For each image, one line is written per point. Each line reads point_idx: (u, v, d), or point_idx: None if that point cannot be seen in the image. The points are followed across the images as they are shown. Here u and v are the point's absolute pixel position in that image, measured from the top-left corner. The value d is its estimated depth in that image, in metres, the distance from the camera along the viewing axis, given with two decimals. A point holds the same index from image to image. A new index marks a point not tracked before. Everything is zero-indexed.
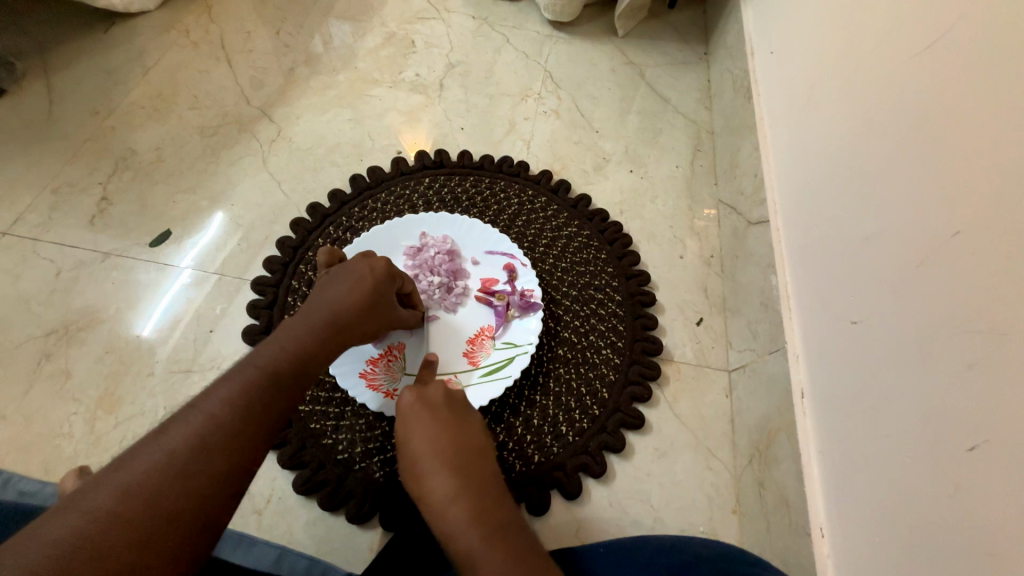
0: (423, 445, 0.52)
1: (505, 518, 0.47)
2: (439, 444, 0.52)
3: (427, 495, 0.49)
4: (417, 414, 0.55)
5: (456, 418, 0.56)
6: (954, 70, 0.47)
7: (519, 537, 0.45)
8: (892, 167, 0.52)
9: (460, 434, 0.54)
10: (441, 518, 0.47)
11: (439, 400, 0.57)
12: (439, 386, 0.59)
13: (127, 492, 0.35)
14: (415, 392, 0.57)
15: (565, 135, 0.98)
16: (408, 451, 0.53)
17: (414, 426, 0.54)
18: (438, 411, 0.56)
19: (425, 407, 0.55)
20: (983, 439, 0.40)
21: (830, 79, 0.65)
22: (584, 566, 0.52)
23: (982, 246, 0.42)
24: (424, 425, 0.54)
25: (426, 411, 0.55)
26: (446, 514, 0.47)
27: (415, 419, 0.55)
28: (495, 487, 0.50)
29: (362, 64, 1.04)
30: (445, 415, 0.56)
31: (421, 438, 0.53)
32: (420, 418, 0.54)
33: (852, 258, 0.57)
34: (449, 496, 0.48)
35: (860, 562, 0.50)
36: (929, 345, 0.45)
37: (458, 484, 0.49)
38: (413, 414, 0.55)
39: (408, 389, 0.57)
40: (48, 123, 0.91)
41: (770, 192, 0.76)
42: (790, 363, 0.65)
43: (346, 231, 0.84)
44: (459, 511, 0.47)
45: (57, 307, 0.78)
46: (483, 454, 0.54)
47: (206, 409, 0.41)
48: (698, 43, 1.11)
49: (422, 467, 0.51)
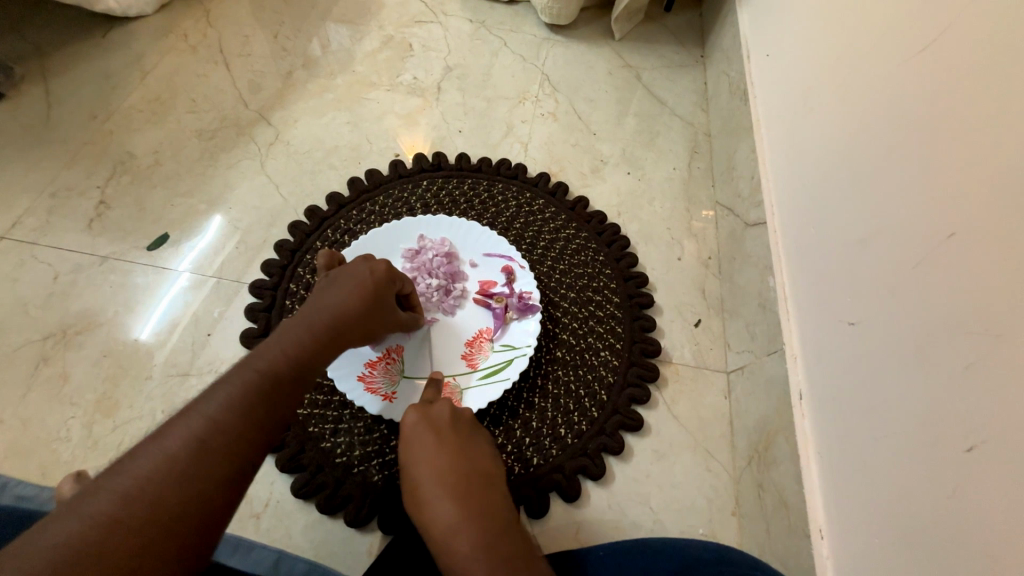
0: (428, 470, 0.53)
1: (512, 551, 0.47)
2: (444, 470, 0.53)
3: (430, 523, 0.50)
4: (422, 437, 0.56)
5: (462, 441, 0.57)
6: (949, 72, 0.47)
7: (524, 569, 0.45)
8: (889, 168, 0.53)
9: (465, 458, 0.55)
10: (446, 550, 0.47)
11: (443, 419, 0.58)
12: (444, 405, 0.60)
13: (126, 498, 0.35)
14: (419, 412, 0.58)
15: (562, 137, 0.99)
16: (412, 476, 0.54)
17: (419, 450, 0.55)
18: (444, 433, 0.57)
19: (430, 427, 0.57)
20: (981, 440, 0.40)
21: (827, 81, 0.66)
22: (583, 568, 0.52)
23: (979, 246, 0.43)
24: (429, 449, 0.55)
25: (431, 433, 0.56)
26: (451, 545, 0.47)
27: (419, 438, 0.56)
28: (502, 516, 0.50)
29: (360, 67, 1.04)
30: (450, 437, 0.56)
31: (426, 463, 0.53)
32: (424, 438, 0.56)
33: (850, 259, 0.57)
34: (455, 528, 0.48)
35: (860, 563, 0.49)
36: (927, 347, 0.46)
37: (463, 514, 0.49)
38: (417, 437, 0.56)
39: (412, 408, 0.59)
40: (47, 127, 0.91)
41: (768, 194, 0.76)
42: (789, 364, 0.65)
43: (344, 234, 0.84)
44: (465, 544, 0.47)
45: (55, 311, 0.78)
46: (489, 479, 0.54)
47: (206, 413, 0.41)
48: (694, 46, 1.12)
49: (426, 494, 0.51)
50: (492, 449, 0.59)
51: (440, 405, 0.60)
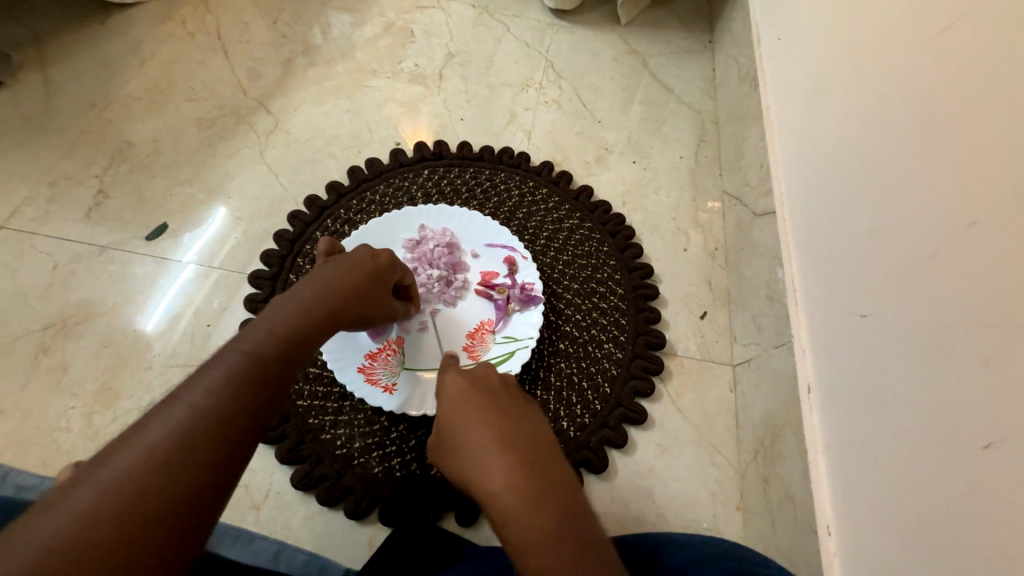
0: (485, 431, 0.45)
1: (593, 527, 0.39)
2: (504, 432, 0.45)
3: (493, 491, 0.41)
4: (472, 400, 0.49)
5: (516, 407, 0.49)
6: (971, 51, 0.45)
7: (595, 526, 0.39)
8: (903, 156, 0.51)
9: (519, 417, 0.48)
10: (517, 516, 0.39)
11: (493, 382, 0.52)
12: (488, 369, 0.54)
13: (106, 491, 0.33)
14: (463, 376, 0.52)
15: (566, 125, 0.97)
16: (465, 439, 0.46)
17: (466, 409, 0.49)
18: (495, 396, 0.50)
19: (476, 391, 0.51)
20: (998, 437, 0.38)
21: (840, 66, 0.63)
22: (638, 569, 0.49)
23: (995, 237, 0.41)
24: (482, 411, 0.48)
25: (480, 394, 0.50)
26: (523, 517, 0.39)
27: (467, 402, 0.49)
28: (578, 488, 0.42)
29: (360, 55, 1.02)
30: (499, 398, 0.50)
31: (480, 425, 0.46)
32: (472, 402, 0.49)
33: (862, 249, 0.55)
34: (526, 498, 0.40)
35: (869, 560, 0.48)
36: (941, 340, 0.44)
37: (534, 481, 0.41)
38: (464, 398, 0.50)
39: (457, 373, 0.53)
40: (45, 115, 0.91)
41: (777, 183, 0.75)
42: (796, 356, 0.63)
43: (344, 224, 0.83)
44: (529, 496, 0.40)
45: (54, 301, 0.77)
46: (553, 446, 0.45)
47: (190, 400, 0.39)
48: (703, 32, 1.09)
49: (478, 450, 0.44)
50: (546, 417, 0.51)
51: (484, 370, 0.54)
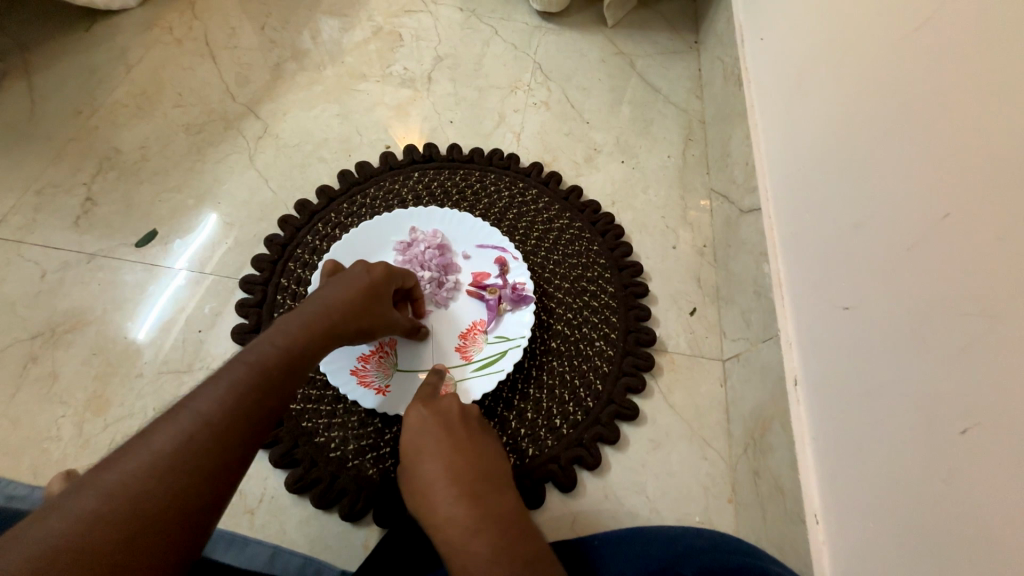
0: (438, 467, 0.51)
1: (531, 549, 0.45)
2: (456, 468, 0.51)
3: (441, 522, 0.47)
4: (430, 431, 0.54)
5: (472, 441, 0.55)
6: (943, 50, 0.47)
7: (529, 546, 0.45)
8: (883, 149, 0.52)
9: (476, 451, 0.54)
10: (460, 544, 0.45)
11: (454, 413, 0.57)
12: (452, 399, 0.59)
13: (110, 495, 0.34)
14: (427, 407, 0.57)
15: (555, 126, 0.98)
16: (421, 470, 0.52)
17: (429, 440, 0.54)
18: (453, 427, 0.56)
19: (439, 421, 0.56)
20: (975, 422, 0.40)
21: (819, 64, 0.65)
22: (597, 566, 0.50)
23: (971, 228, 0.42)
24: (439, 444, 0.53)
25: (440, 426, 0.55)
26: (463, 549, 0.45)
27: (428, 433, 0.54)
28: (517, 517, 0.48)
29: (349, 59, 1.03)
30: (458, 430, 0.55)
31: (434, 459, 0.52)
32: (432, 435, 0.54)
33: (844, 243, 0.56)
34: (468, 529, 0.46)
35: (857, 548, 0.49)
36: (922, 326, 0.45)
37: (477, 514, 0.47)
38: (425, 429, 0.55)
39: (419, 404, 0.57)
40: (31, 124, 0.90)
41: (762, 180, 0.76)
42: (783, 349, 0.64)
43: (335, 228, 0.84)
44: (474, 535, 0.45)
45: (43, 309, 0.77)
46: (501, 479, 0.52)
47: (195, 409, 0.39)
48: (689, 33, 1.10)
49: (435, 488, 0.50)
50: (500, 450, 0.57)
51: (446, 401, 0.59)
